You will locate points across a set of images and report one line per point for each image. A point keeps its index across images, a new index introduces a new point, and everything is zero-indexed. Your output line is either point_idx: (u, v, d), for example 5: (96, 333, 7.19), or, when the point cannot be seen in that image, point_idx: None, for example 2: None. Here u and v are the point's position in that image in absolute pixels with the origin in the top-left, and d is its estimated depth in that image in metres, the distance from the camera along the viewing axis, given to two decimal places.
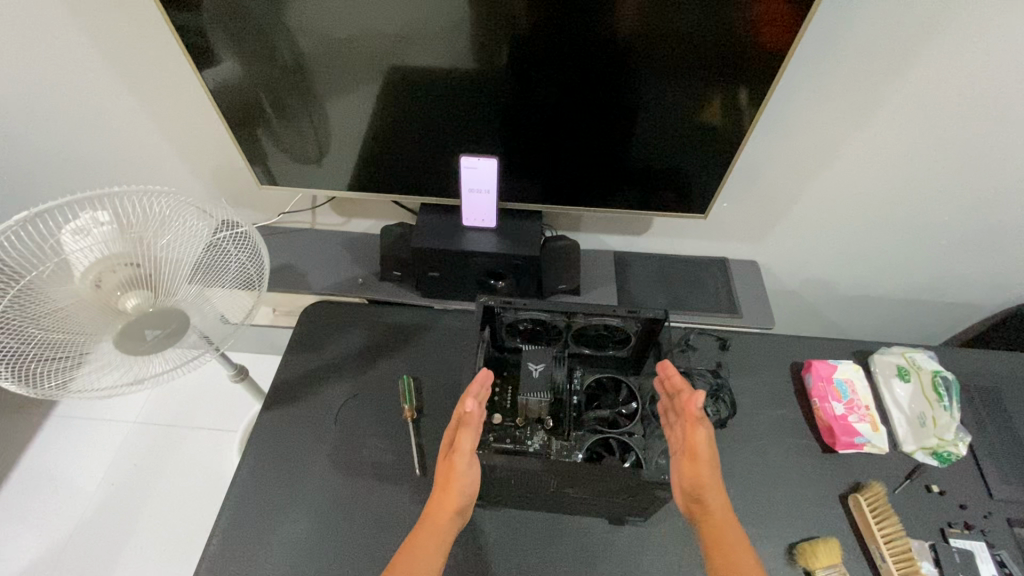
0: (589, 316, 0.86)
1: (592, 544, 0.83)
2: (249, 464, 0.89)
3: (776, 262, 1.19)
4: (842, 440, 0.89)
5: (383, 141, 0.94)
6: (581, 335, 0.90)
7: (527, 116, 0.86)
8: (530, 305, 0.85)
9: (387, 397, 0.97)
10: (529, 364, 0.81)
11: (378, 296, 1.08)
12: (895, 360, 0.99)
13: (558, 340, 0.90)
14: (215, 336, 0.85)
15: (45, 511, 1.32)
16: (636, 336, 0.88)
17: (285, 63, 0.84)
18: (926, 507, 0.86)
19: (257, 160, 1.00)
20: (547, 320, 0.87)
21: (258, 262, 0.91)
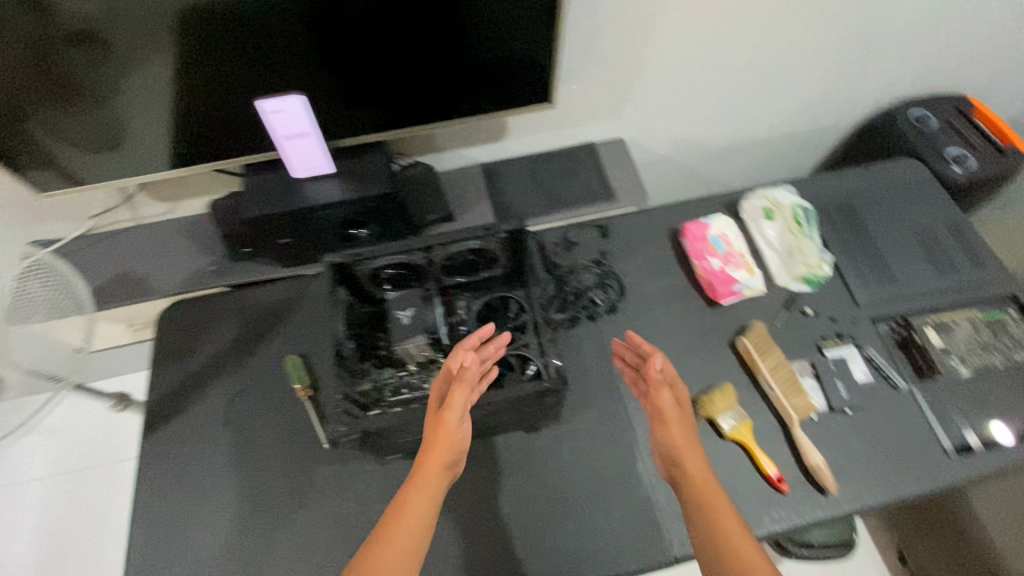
0: (448, 243, 0.82)
1: (516, 459, 0.85)
2: (147, 496, 0.82)
3: (641, 135, 1.17)
4: (721, 291, 0.93)
5: (178, 101, 0.78)
6: (454, 266, 0.84)
7: (338, 34, 0.75)
8: (383, 249, 0.80)
9: (275, 382, 0.90)
10: (397, 312, 0.81)
11: (237, 280, 0.98)
12: (760, 203, 1.02)
13: (430, 278, 0.83)
14: (59, 372, 0.76)
15: None
16: (506, 250, 0.85)
17: (28, 31, 0.66)
18: (803, 329, 0.94)
19: (41, 162, 0.82)
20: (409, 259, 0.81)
21: (71, 290, 0.82)
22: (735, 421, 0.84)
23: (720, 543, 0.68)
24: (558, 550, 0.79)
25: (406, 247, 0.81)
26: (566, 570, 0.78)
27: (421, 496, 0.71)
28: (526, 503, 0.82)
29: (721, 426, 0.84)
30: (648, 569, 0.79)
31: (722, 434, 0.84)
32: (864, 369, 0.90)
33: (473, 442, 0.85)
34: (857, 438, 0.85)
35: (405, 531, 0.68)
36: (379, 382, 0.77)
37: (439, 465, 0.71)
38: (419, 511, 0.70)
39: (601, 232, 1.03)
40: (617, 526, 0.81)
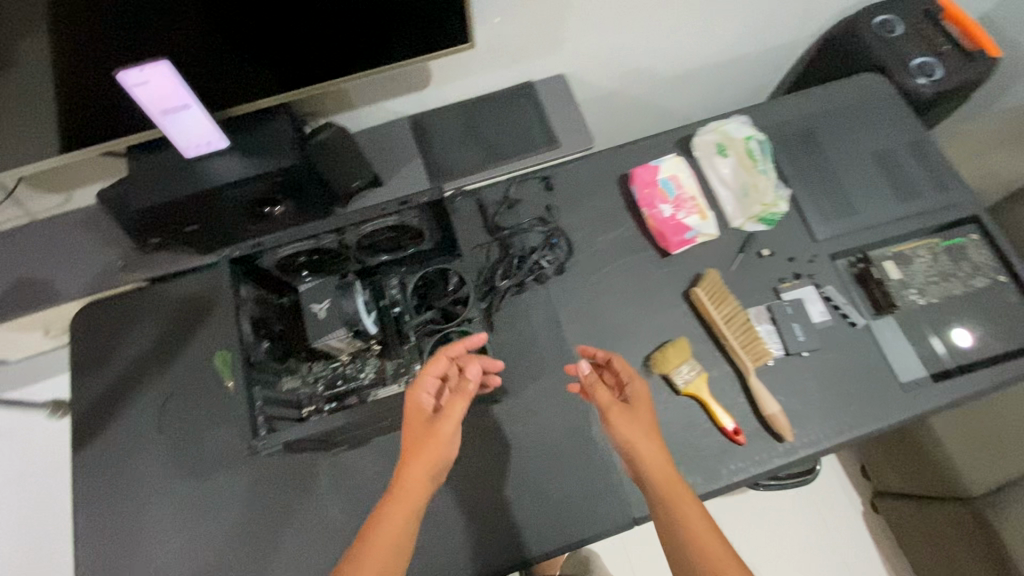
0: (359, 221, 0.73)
1: (469, 436, 0.82)
2: (87, 513, 0.79)
3: (585, 68, 1.06)
4: (673, 241, 0.88)
5: (32, 77, 0.66)
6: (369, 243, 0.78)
7: None
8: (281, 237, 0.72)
9: (207, 380, 0.85)
10: (312, 307, 0.69)
11: (151, 274, 0.90)
12: (712, 138, 0.95)
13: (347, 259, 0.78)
14: None
15: None
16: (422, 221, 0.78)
17: None
18: (760, 272, 0.89)
19: None
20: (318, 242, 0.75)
21: None
22: (690, 376, 0.81)
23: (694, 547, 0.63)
24: (517, 523, 0.79)
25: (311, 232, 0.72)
26: (526, 541, 0.78)
27: (397, 514, 0.63)
28: (482, 479, 0.80)
29: (676, 383, 0.81)
30: (608, 531, 0.78)
31: (677, 390, 0.82)
32: (821, 309, 0.87)
33: None
34: (813, 382, 0.83)
35: (387, 562, 0.61)
36: (312, 380, 0.75)
37: (425, 481, 0.66)
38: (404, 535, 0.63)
39: (544, 185, 0.96)
40: (576, 493, 0.80)
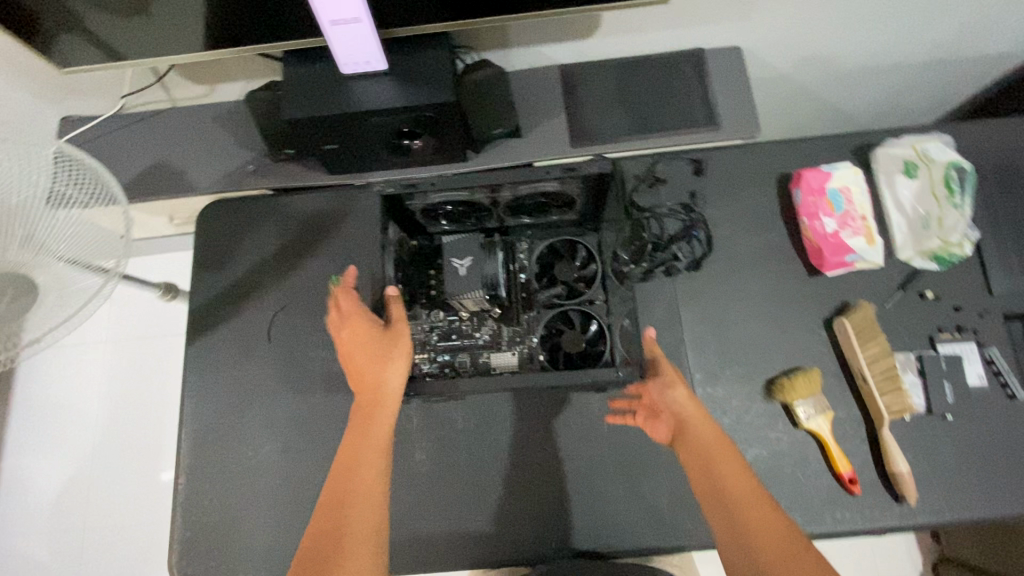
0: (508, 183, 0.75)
1: (565, 417, 0.79)
2: (193, 403, 0.82)
3: (764, 45, 0.93)
4: (830, 261, 0.79)
5: None
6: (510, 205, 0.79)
7: None
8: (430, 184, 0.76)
9: (318, 302, 0.85)
10: (454, 261, 0.76)
11: (279, 183, 0.89)
12: (901, 154, 0.82)
13: (488, 216, 0.80)
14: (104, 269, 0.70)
15: (72, 430, 1.50)
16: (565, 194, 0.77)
17: None
18: (917, 316, 0.80)
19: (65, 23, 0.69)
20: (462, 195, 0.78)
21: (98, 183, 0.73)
22: (814, 412, 0.75)
23: (734, 501, 0.62)
24: (597, 513, 0.77)
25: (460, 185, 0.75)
26: (603, 534, 0.76)
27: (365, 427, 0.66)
28: (570, 462, 0.78)
29: (797, 416, 0.75)
30: (689, 545, 0.75)
31: (796, 424, 0.76)
32: (980, 372, 0.77)
33: (521, 392, 0.80)
34: (953, 449, 0.75)
35: (365, 467, 0.63)
36: (428, 327, 0.76)
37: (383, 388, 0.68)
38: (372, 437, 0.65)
39: (694, 168, 0.87)
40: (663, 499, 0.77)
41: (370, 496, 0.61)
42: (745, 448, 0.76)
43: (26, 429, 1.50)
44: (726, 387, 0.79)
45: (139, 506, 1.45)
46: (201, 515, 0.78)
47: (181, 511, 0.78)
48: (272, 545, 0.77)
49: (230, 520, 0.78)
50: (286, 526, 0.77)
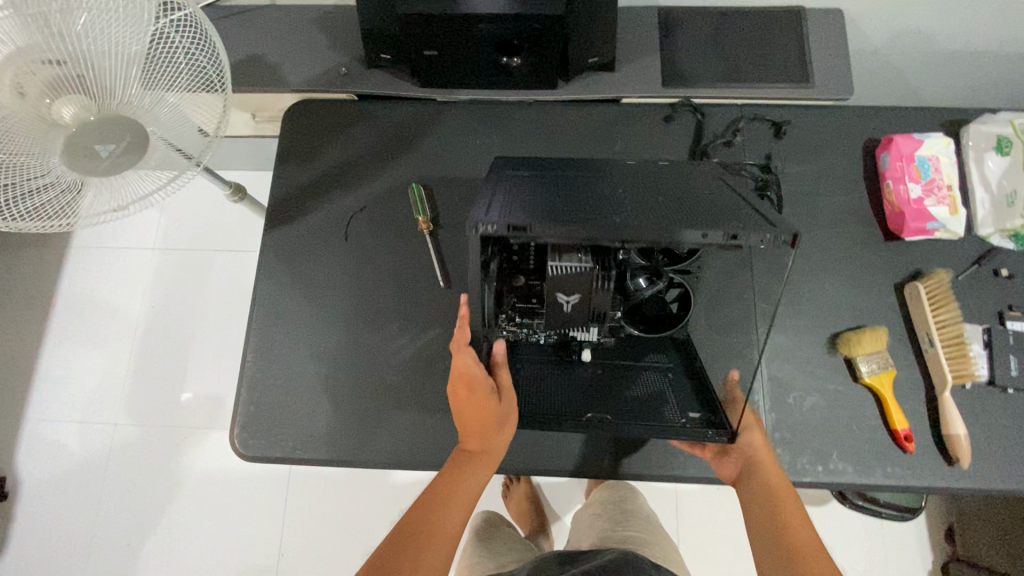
0: (641, 215, 0.57)
1: None
2: (266, 288, 0.84)
3: (866, 12, 0.92)
4: (910, 226, 0.79)
5: None
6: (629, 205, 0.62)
7: None
8: (529, 213, 0.58)
9: (396, 208, 0.87)
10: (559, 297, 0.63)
11: (369, 89, 0.91)
12: (996, 130, 0.82)
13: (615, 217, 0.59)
14: (192, 148, 0.71)
15: (111, 330, 1.53)
16: (701, 210, 0.60)
17: None
18: (990, 290, 0.80)
19: None
20: (569, 206, 0.61)
21: (211, 53, 0.70)
22: (877, 367, 0.76)
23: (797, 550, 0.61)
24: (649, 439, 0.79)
25: (577, 225, 0.56)
26: (653, 461, 0.77)
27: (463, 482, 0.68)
28: None
29: (859, 370, 0.76)
30: None
31: (857, 377, 0.77)
32: None
33: None
34: (1012, 422, 0.75)
35: (445, 517, 0.64)
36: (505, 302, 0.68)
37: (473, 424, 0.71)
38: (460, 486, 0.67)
39: (774, 131, 0.88)
40: None
41: (446, 545, 0.63)
42: (803, 395, 0.77)
43: (70, 322, 1.54)
44: (790, 335, 0.80)
45: (170, 409, 1.49)
46: (265, 393, 0.80)
47: (246, 387, 0.81)
48: (332, 429, 0.79)
49: (293, 401, 0.80)
50: (345, 413, 0.79)
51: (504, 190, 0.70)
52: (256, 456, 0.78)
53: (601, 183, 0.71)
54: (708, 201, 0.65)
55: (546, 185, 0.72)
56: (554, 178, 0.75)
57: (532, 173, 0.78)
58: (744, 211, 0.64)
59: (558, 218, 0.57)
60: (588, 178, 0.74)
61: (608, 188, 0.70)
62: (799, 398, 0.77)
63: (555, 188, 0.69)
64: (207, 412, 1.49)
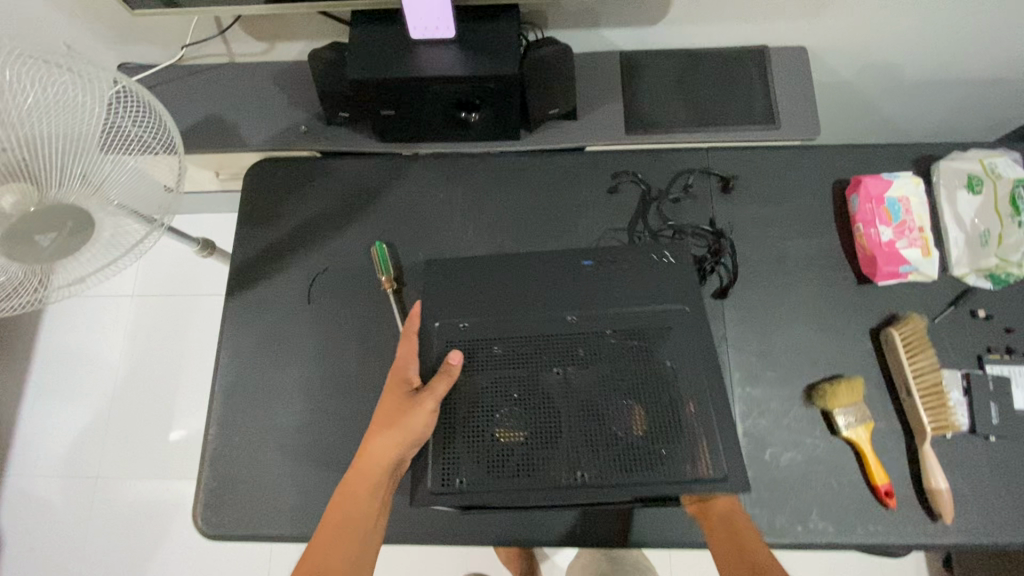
0: (584, 476, 0.64)
1: None
2: (229, 356, 0.83)
3: (830, 48, 0.91)
4: (882, 271, 0.77)
5: None
6: (581, 432, 0.66)
7: None
8: (478, 466, 0.65)
9: (359, 267, 0.85)
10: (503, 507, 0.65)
11: (331, 146, 0.89)
12: (966, 168, 0.81)
13: (557, 470, 0.64)
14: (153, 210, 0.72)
15: (90, 380, 1.52)
16: (649, 453, 0.64)
17: None
18: (968, 333, 0.78)
19: None
20: (517, 442, 0.66)
21: (158, 123, 0.72)
22: (853, 420, 0.73)
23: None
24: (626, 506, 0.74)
25: (525, 489, 0.64)
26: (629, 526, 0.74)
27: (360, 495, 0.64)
28: None
29: (836, 423, 0.74)
30: None
31: (834, 431, 0.74)
32: None
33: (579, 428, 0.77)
34: (996, 472, 0.73)
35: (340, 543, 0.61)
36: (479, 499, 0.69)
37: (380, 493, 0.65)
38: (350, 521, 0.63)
39: (722, 185, 0.86)
40: None
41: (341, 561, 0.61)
42: (780, 450, 0.75)
43: (50, 375, 1.53)
44: (765, 389, 0.78)
45: (152, 461, 1.47)
46: (228, 466, 0.78)
47: (209, 460, 0.79)
48: (297, 502, 0.77)
49: (257, 474, 0.78)
50: (311, 484, 0.77)
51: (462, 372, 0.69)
52: (221, 534, 0.76)
53: (561, 338, 0.70)
54: (659, 392, 0.67)
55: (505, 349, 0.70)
56: (516, 324, 0.71)
57: (490, 306, 0.73)
58: (698, 406, 0.66)
59: (509, 477, 0.64)
60: (549, 326, 0.71)
61: (568, 355, 0.69)
62: (775, 453, 0.75)
63: (513, 372, 0.68)
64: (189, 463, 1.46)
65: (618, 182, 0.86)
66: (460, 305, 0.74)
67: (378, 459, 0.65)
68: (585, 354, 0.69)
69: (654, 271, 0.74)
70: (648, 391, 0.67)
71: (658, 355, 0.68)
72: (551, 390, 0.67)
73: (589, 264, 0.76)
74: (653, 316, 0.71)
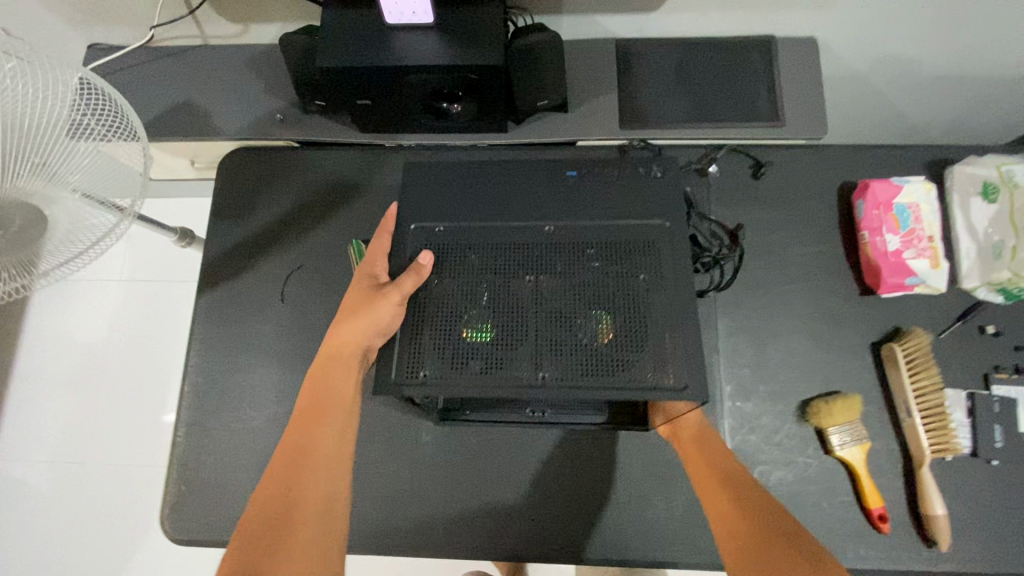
0: (548, 371, 0.63)
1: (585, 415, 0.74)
2: (198, 356, 0.79)
3: (843, 40, 0.85)
4: (887, 282, 0.73)
5: None
6: (550, 336, 0.64)
7: None
8: (441, 357, 0.63)
9: (336, 265, 0.81)
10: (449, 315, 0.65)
11: (309, 136, 0.85)
12: (983, 174, 0.75)
13: (518, 360, 0.63)
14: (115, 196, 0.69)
15: (76, 366, 1.50)
16: (619, 364, 0.63)
17: None
18: (975, 350, 0.74)
19: None
20: (485, 339, 0.64)
21: (120, 117, 0.70)
22: (849, 441, 0.69)
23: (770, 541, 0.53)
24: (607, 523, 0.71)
25: (482, 380, 0.62)
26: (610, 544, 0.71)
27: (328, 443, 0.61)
28: (586, 465, 0.73)
29: (830, 443, 0.70)
30: (703, 565, 0.70)
31: (827, 451, 0.71)
32: None
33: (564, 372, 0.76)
34: (997, 499, 0.69)
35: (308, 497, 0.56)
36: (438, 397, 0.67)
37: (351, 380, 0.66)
38: (312, 478, 0.58)
39: (753, 171, 0.82)
40: (676, 513, 0.71)
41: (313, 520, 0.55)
42: (771, 469, 0.71)
43: (34, 361, 1.51)
44: (758, 404, 0.74)
45: (138, 449, 1.45)
46: (196, 471, 0.76)
47: (177, 464, 0.76)
48: None
49: (226, 480, 0.75)
50: None
51: (435, 271, 0.67)
52: (187, 540, 0.74)
53: (540, 246, 0.69)
54: (634, 299, 0.65)
55: (485, 255, 0.68)
56: (493, 233, 0.70)
57: (471, 211, 0.71)
58: (693, 335, 0.64)
59: (468, 374, 0.62)
60: (527, 234, 0.70)
61: (543, 263, 0.68)
62: (764, 472, 0.71)
63: (487, 276, 0.67)
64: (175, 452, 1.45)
65: (640, 143, 0.82)
66: (440, 208, 0.72)
67: (348, 344, 0.67)
68: (561, 265, 0.67)
69: (640, 187, 0.71)
70: (621, 303, 0.65)
71: (636, 268, 0.67)
72: (519, 291, 0.66)
73: (574, 174, 0.74)
74: (635, 230, 0.68)
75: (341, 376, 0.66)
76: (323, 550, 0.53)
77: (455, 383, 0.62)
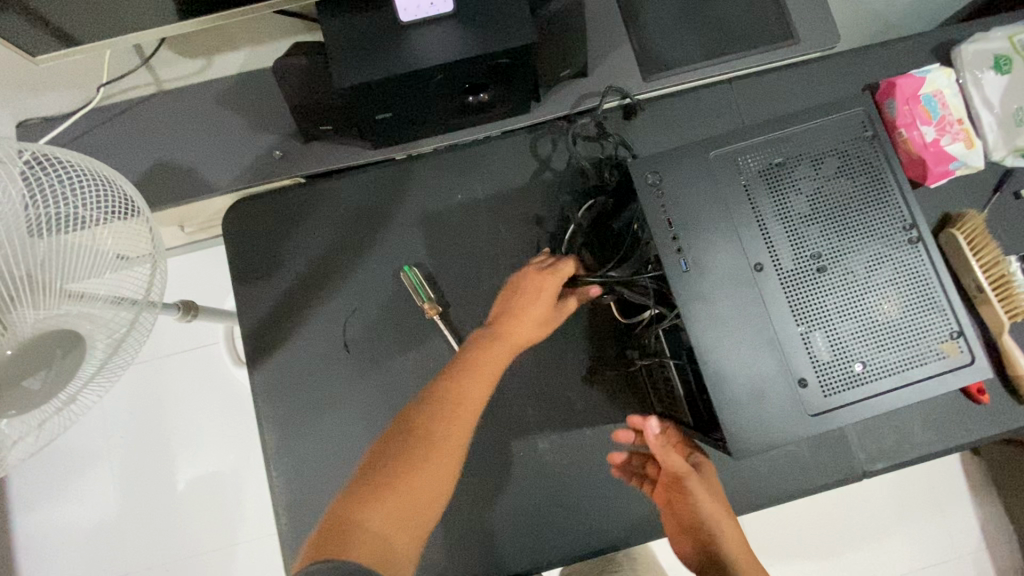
0: (886, 274, 0.51)
1: (926, 289, 0.51)
2: (275, 433, 0.73)
3: None
4: (934, 172, 0.75)
5: None
6: (837, 241, 0.51)
7: None
8: (855, 355, 0.49)
9: (392, 298, 0.75)
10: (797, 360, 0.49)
11: (316, 168, 0.76)
12: (993, 48, 0.78)
13: (904, 322, 0.50)
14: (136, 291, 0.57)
15: None
16: (882, 234, 0.51)
17: None
18: (1014, 216, 0.79)
19: None
20: (853, 327, 0.50)
21: (103, 183, 0.56)
22: None
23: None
24: (745, 477, 0.72)
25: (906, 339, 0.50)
26: (750, 493, 0.72)
27: (433, 465, 0.53)
28: None
29: None
30: (837, 483, 0.73)
31: None
32: None
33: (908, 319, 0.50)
34: None
35: (404, 492, 0.51)
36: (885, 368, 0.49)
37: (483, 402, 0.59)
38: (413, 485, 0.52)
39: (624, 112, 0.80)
40: (803, 447, 0.72)
41: (414, 505, 0.51)
42: None
43: None
44: None
45: None
46: None
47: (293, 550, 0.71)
48: None
49: None
50: None
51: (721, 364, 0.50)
52: None
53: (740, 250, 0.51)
54: (795, 162, 0.52)
55: (859, 378, 0.49)
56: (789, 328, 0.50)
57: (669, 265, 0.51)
58: (820, 130, 0.53)
59: (894, 339, 0.50)
60: (814, 320, 0.50)
61: (834, 312, 0.50)
62: None
63: (804, 311, 0.50)
64: (212, 524, 1.12)
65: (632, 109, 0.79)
66: (760, 367, 0.49)
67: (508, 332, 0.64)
68: (786, 265, 0.51)
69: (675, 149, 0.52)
70: (803, 172, 0.52)
71: (743, 175, 0.51)
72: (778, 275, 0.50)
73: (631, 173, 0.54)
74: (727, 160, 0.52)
75: (456, 424, 0.56)
76: (390, 542, 0.48)
77: (900, 351, 0.50)
